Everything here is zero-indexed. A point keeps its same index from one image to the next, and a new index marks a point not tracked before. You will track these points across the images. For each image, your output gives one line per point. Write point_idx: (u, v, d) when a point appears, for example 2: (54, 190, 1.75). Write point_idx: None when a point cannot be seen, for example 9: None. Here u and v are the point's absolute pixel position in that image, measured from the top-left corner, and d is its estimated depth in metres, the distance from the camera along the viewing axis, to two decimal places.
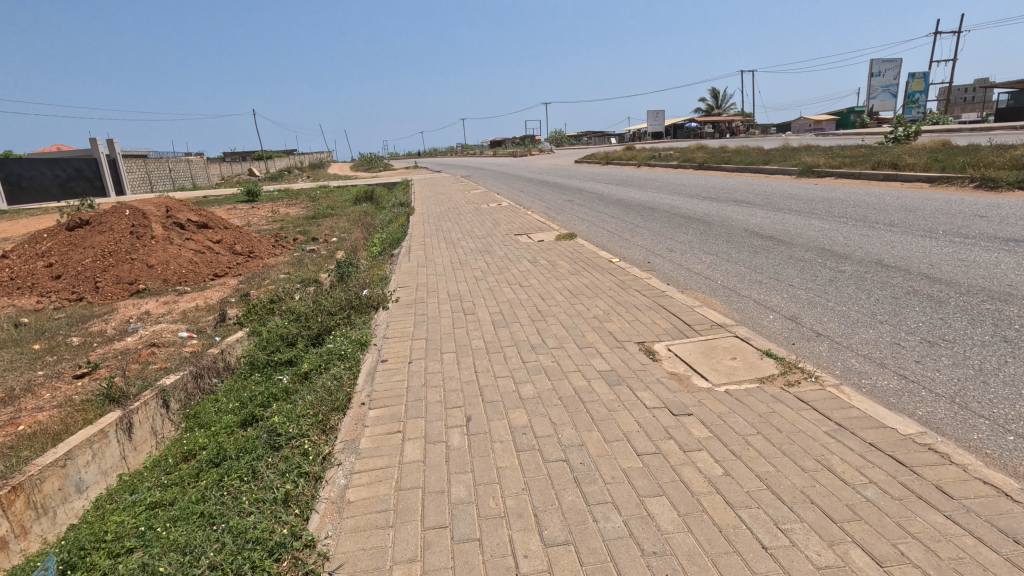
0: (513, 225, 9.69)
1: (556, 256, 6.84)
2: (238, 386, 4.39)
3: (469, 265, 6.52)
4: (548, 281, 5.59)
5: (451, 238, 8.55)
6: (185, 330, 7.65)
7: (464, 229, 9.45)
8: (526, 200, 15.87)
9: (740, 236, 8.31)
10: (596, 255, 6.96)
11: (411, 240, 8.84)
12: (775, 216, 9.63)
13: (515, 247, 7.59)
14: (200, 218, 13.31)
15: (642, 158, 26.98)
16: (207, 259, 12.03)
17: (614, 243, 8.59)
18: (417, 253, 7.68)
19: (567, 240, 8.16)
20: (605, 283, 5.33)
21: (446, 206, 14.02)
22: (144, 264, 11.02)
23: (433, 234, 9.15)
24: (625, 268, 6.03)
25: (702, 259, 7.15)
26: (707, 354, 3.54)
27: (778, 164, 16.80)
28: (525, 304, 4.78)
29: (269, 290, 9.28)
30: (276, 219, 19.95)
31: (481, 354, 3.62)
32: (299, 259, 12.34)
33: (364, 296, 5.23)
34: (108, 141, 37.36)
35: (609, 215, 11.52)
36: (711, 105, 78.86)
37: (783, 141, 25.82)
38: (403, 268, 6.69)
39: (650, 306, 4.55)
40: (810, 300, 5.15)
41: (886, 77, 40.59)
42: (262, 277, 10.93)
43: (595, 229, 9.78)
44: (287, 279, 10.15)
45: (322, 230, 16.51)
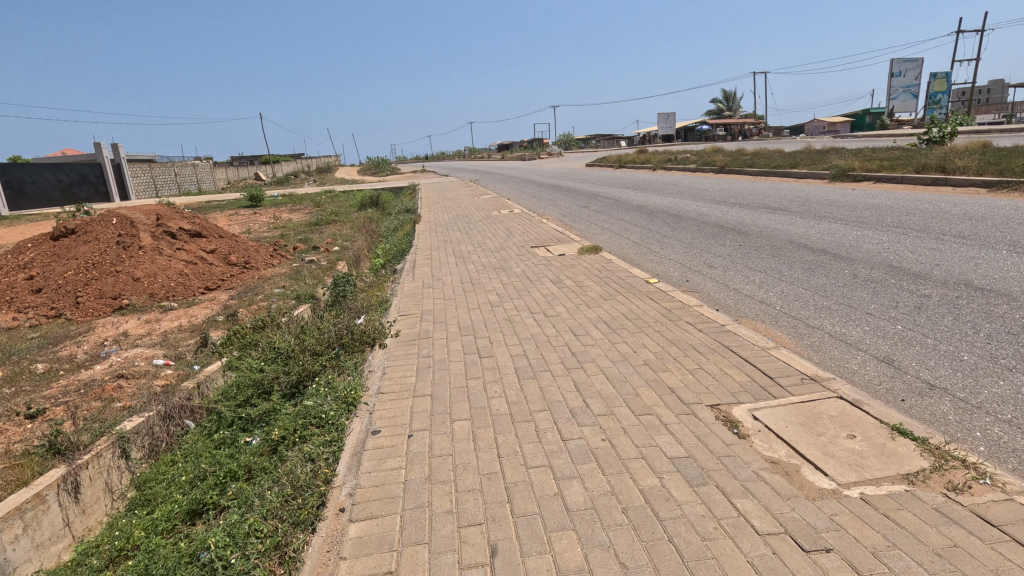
0: (528, 236, 8.78)
1: (582, 275, 5.91)
2: (198, 450, 3.51)
3: (482, 286, 5.62)
4: (578, 309, 4.66)
5: (460, 252, 7.65)
6: (162, 356, 6.80)
7: (474, 241, 8.54)
8: (539, 205, 15.00)
9: (788, 249, 7.33)
10: (629, 273, 6.04)
11: (417, 254, 7.95)
12: (820, 226, 8.64)
13: (533, 264, 6.66)
14: (193, 226, 12.54)
15: (657, 161, 26.01)
16: (198, 271, 11.24)
17: (644, 257, 7.65)
18: (422, 269, 6.79)
19: (591, 254, 7.23)
20: (649, 314, 4.40)
21: (454, 214, 13.14)
22: (130, 277, 10.23)
23: (440, 247, 8.24)
24: (668, 293, 5.11)
25: (750, 278, 6.22)
26: (812, 429, 2.60)
27: (807, 166, 15.79)
28: (554, 342, 3.86)
29: (261, 309, 8.43)
30: (278, 226, 19.16)
31: (505, 426, 2.71)
32: (297, 271, 11.51)
33: (356, 329, 4.33)
34: (113, 146, 36.91)
35: (633, 224, 10.57)
36: (722, 108, 77.67)
37: (805, 144, 24.74)
38: (406, 289, 5.81)
39: (713, 349, 3.63)
40: (902, 335, 4.20)
41: (907, 77, 39.42)
42: (255, 291, 10.10)
43: (620, 241, 8.83)
44: (282, 296, 9.30)
45: (324, 238, 15.68)
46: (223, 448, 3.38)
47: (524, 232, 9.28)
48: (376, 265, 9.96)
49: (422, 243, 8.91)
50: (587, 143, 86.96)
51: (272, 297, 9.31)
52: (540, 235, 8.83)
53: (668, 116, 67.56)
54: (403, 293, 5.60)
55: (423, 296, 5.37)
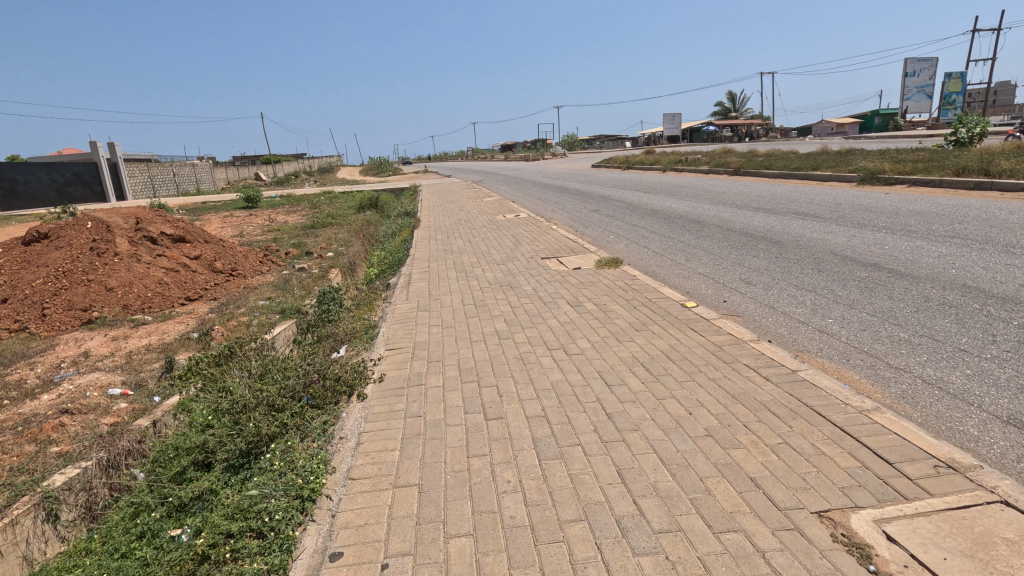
0: (537, 245, 7.89)
1: (605, 296, 5.04)
2: (110, 541, 2.64)
3: (487, 310, 4.74)
4: (606, 344, 3.77)
5: (462, 265, 6.77)
6: (120, 384, 5.94)
7: (477, 251, 7.66)
8: (547, 209, 14.14)
9: (834, 264, 6.44)
10: (658, 292, 5.16)
11: (412, 266, 7.09)
12: (863, 235, 7.76)
13: (545, 281, 5.77)
14: (176, 231, 11.69)
15: (667, 163, 25.10)
16: (179, 279, 10.43)
17: (669, 272, 6.76)
18: (418, 286, 5.92)
19: (611, 267, 6.36)
20: (696, 355, 3.53)
21: (455, 218, 12.27)
22: (102, 287, 9.40)
23: (439, 258, 7.37)
24: (712, 322, 4.23)
25: (799, 298, 5.35)
26: (988, 566, 1.73)
27: (830, 168, 14.90)
28: (581, 396, 2.98)
29: (241, 327, 7.58)
30: (272, 229, 18.30)
31: (525, 554, 1.84)
32: (286, 280, 10.66)
33: (331, 373, 3.44)
34: (109, 145, 36.15)
35: (650, 231, 9.71)
36: (728, 108, 76.64)
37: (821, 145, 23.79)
38: (397, 311, 4.95)
39: (794, 409, 2.75)
40: (1019, 383, 3.32)
41: (921, 76, 38.45)
42: (240, 303, 9.26)
43: (640, 253, 7.93)
44: (266, 311, 8.44)
45: (318, 243, 14.81)
46: (139, 543, 2.51)
47: (530, 240, 8.41)
48: (371, 276, 9.11)
49: (420, 252, 8.05)
50: (591, 143, 86.11)
51: (255, 312, 8.46)
52: (550, 245, 7.93)
53: (674, 116, 66.49)
54: (393, 318, 4.72)
55: (416, 323, 4.49)
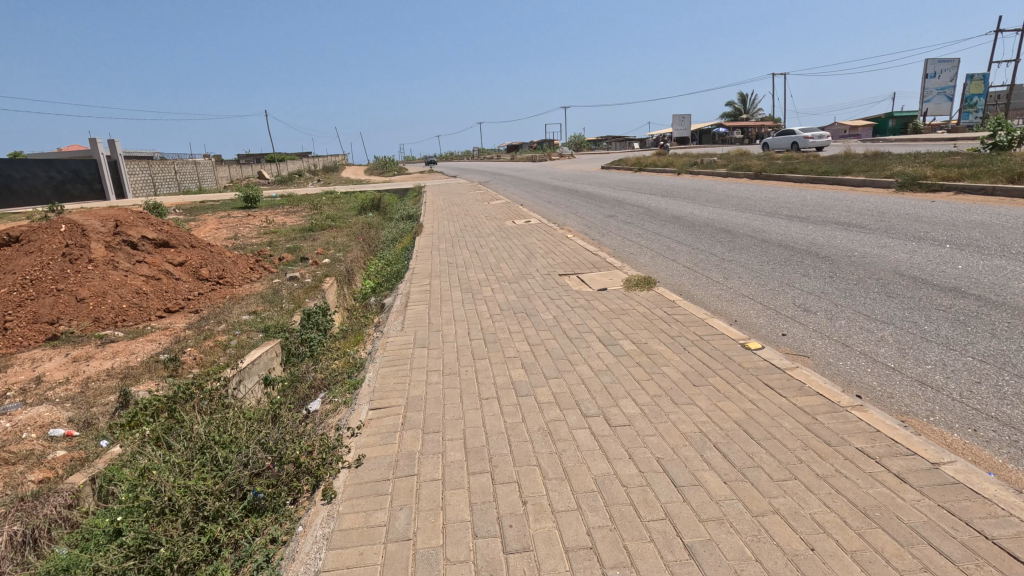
0: (553, 259, 6.95)
1: (644, 331, 4.10)
2: None
3: (500, 350, 3.80)
4: (659, 411, 2.85)
5: (468, 284, 5.83)
6: (66, 423, 5.03)
7: (485, 265, 6.73)
8: (559, 214, 13.22)
9: (904, 287, 5.49)
10: (707, 324, 4.23)
11: (412, 283, 6.16)
12: (925, 251, 6.81)
13: (567, 307, 4.83)
14: (160, 235, 10.83)
15: (682, 165, 24.11)
16: (160, 288, 9.59)
17: (708, 295, 5.84)
18: (416, 312, 4.99)
19: (642, 288, 5.43)
20: (787, 431, 2.60)
21: (460, 224, 11.34)
22: (72, 297, 8.55)
23: (442, 274, 6.44)
24: (789, 373, 3.30)
25: (877, 333, 4.42)
26: None
27: (863, 173, 13.91)
28: (642, 509, 2.06)
29: (217, 351, 6.66)
30: (268, 232, 17.40)
31: None
32: (275, 291, 9.77)
33: (290, 456, 2.52)
34: (110, 143, 35.52)
35: (678, 243, 8.77)
36: (738, 109, 75.40)
37: (843, 148, 22.78)
38: (389, 347, 4.05)
39: (971, 546, 1.83)
40: None
41: (942, 78, 37.32)
42: (222, 317, 8.36)
43: (671, 270, 6.99)
44: (248, 328, 7.54)
45: (314, 247, 13.92)
46: None
47: (544, 252, 7.45)
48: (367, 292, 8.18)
49: (421, 264, 7.13)
50: (598, 145, 85.25)
51: (237, 329, 7.56)
52: (567, 258, 6.97)
53: (684, 117, 65.30)
54: (382, 359, 3.79)
55: (409, 369, 3.56)
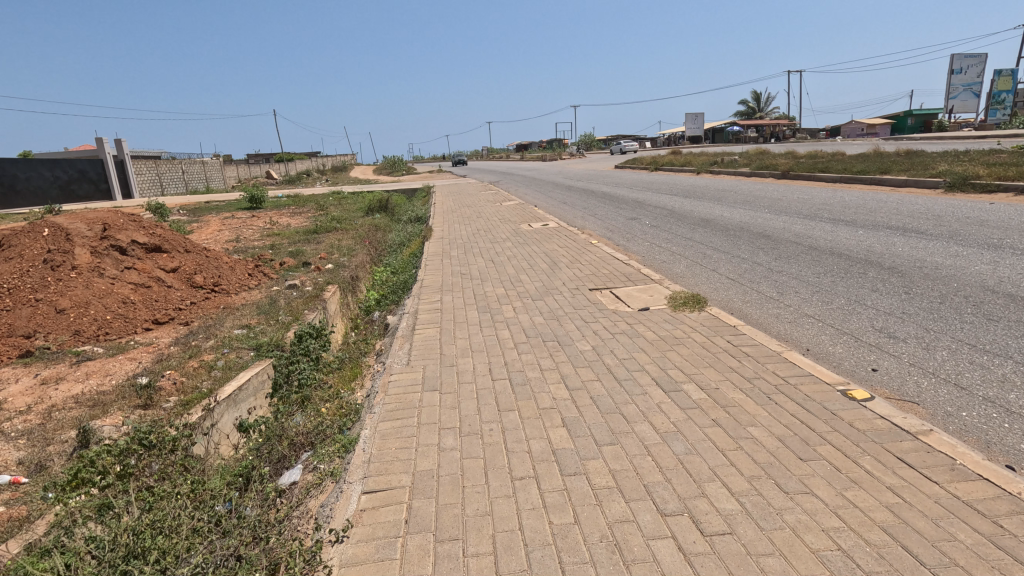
0: (579, 270, 6.13)
1: (710, 370, 3.26)
2: None
3: (532, 398, 2.98)
4: (766, 507, 2.02)
5: (485, 301, 5.01)
6: (13, 466, 4.26)
7: (502, 277, 5.91)
8: (577, 216, 12.37)
9: (1003, 308, 4.62)
10: (787, 361, 3.39)
11: (421, 300, 5.35)
12: (1011, 262, 5.91)
13: (606, 334, 4.00)
14: (151, 239, 10.11)
15: (700, 164, 23.20)
16: (149, 297, 8.88)
17: (765, 315, 5.01)
18: (426, 338, 4.19)
19: (692, 308, 4.59)
20: (972, 553, 1.76)
21: (472, 228, 10.54)
22: (51, 307, 7.86)
23: (454, 288, 5.62)
24: (927, 441, 2.45)
25: (997, 369, 3.56)
26: None
27: (904, 172, 12.97)
28: None
29: (202, 374, 5.88)
30: (271, 234, 16.68)
31: None
32: (272, 301, 9.02)
33: None
34: (117, 142, 35.13)
35: (714, 250, 7.92)
36: (752, 108, 74.13)
37: (871, 146, 21.80)
38: (392, 390, 3.25)
39: None
40: None
41: (969, 74, 36.09)
42: (212, 331, 7.61)
43: (713, 284, 6.15)
44: (238, 346, 6.76)
45: (317, 252, 13.17)
46: None
47: (567, 261, 6.62)
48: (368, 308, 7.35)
49: (430, 276, 6.33)
50: (608, 144, 84.32)
51: (227, 345, 6.79)
52: (595, 270, 6.14)
53: (697, 115, 64.11)
54: (381, 409, 2.98)
55: (415, 427, 2.74)
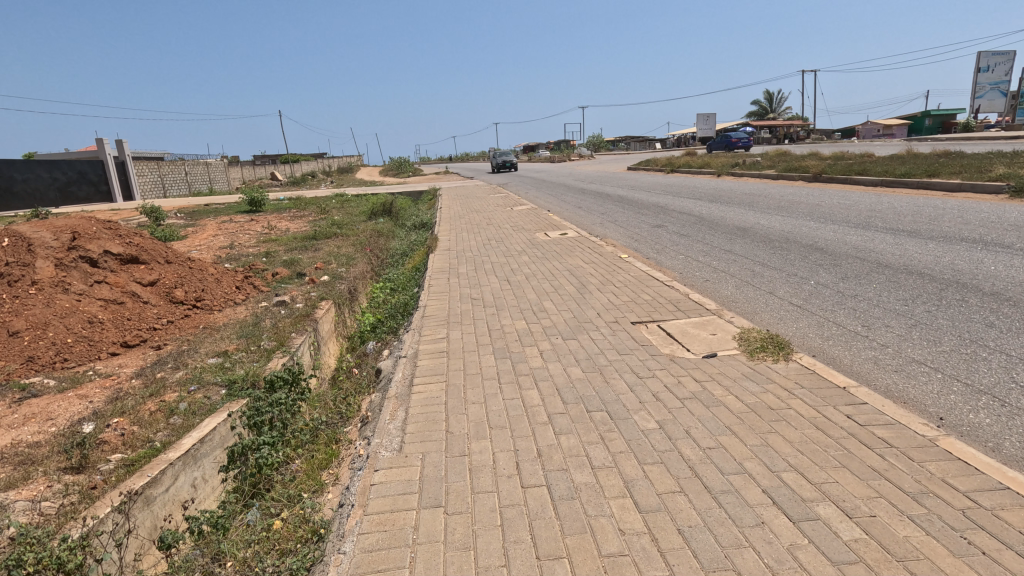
0: (614, 296, 5.06)
1: (847, 476, 2.19)
2: None
3: (588, 535, 1.93)
4: None
5: (502, 342, 3.95)
6: None
7: (521, 305, 4.85)
8: (597, 224, 11.30)
9: None
10: (956, 458, 2.31)
11: (422, 337, 4.29)
12: None
13: (672, 400, 2.93)
14: (128, 249, 9.16)
15: (720, 166, 22.06)
16: (119, 315, 7.90)
17: (861, 361, 3.91)
18: (428, 399, 3.15)
19: (774, 356, 3.52)
20: None
21: (482, 238, 9.50)
22: (4, 328, 6.88)
23: (464, 321, 4.56)
24: None
25: None
26: None
27: (955, 176, 11.84)
28: None
29: (158, 421, 4.83)
30: (268, 240, 15.73)
31: None
32: (256, 320, 8.01)
33: None
34: (119, 143, 34.36)
35: (764, 267, 6.83)
36: (765, 108, 72.80)
37: (902, 147, 20.65)
38: (374, 503, 2.20)
39: None
40: None
41: (996, 73, 34.84)
42: (184, 359, 6.58)
43: (778, 313, 5.05)
44: (209, 380, 5.72)
45: (313, 260, 12.18)
46: None
47: (597, 283, 5.55)
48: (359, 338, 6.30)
49: (434, 300, 5.28)
50: (616, 145, 83.29)
51: (196, 379, 5.76)
52: (633, 295, 5.07)
53: (708, 115, 62.78)
54: (355, 550, 1.94)
55: None
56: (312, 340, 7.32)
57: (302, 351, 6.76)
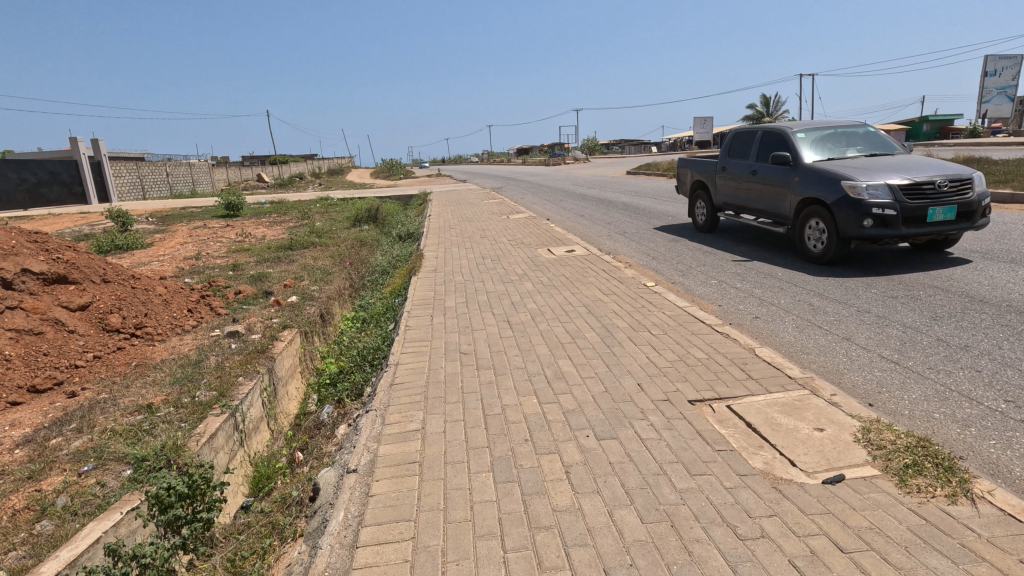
0: (655, 353, 3.73)
1: None
2: None
3: None
4: None
5: (506, 445, 2.60)
6: None
7: (530, 368, 3.51)
8: (606, 237, 9.99)
9: None
10: None
11: (386, 424, 2.91)
12: None
13: None
14: (54, 267, 7.74)
15: (727, 171, 20.85)
16: (32, 349, 6.46)
17: None
18: None
19: (943, 483, 2.20)
20: None
21: (475, 254, 8.12)
22: None
23: (449, 393, 3.20)
24: None
25: None
26: None
27: (1003, 184, 10.65)
28: None
29: (17, 531, 3.42)
30: (240, 249, 14.31)
31: None
32: (201, 355, 6.61)
33: None
34: (96, 144, 32.74)
35: (823, 299, 5.55)
36: (762, 111, 71.96)
37: (920, 152, 19.60)
38: None
39: None
40: None
41: (1004, 77, 33.98)
42: (95, 414, 5.16)
43: (873, 377, 3.74)
44: (112, 453, 4.31)
45: (284, 275, 10.77)
46: None
47: (628, 329, 4.22)
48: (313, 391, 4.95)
49: (408, 354, 3.91)
50: (611, 148, 82.23)
51: (96, 452, 4.35)
52: (680, 352, 3.73)
53: (705, 120, 61.70)
54: None
55: None
56: (264, 385, 5.97)
57: (246, 403, 5.44)
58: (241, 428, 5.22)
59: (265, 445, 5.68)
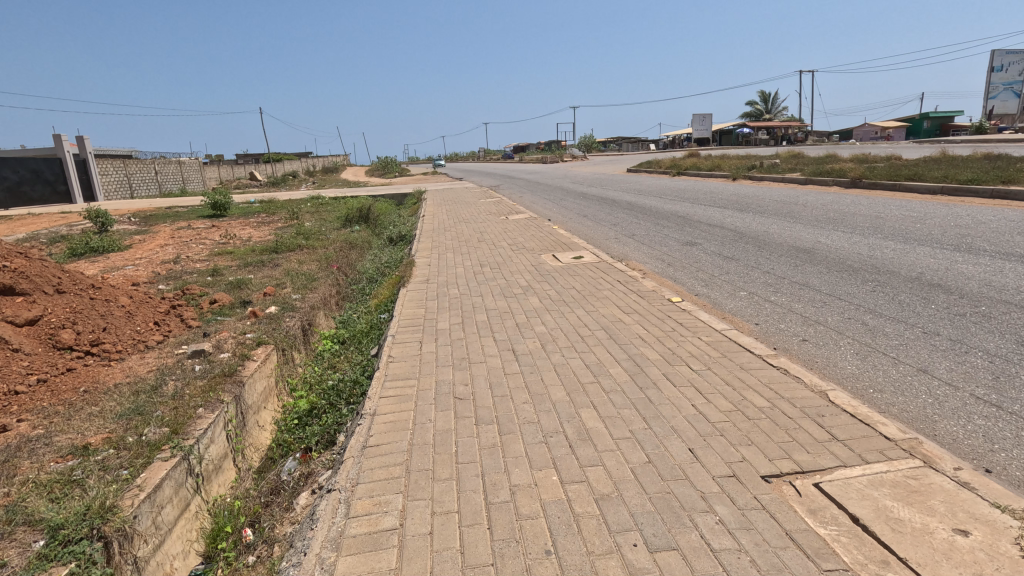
0: (702, 400, 2.93)
1: None
2: None
3: None
4: None
5: (520, 565, 1.80)
6: None
7: (545, 423, 2.71)
8: (615, 240, 9.19)
9: None
10: None
11: (350, 516, 2.11)
12: None
13: None
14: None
15: (734, 168, 20.09)
16: None
17: None
18: None
19: None
20: None
21: (473, 260, 7.32)
22: None
23: (438, 465, 2.40)
24: None
25: None
26: None
27: None
28: None
29: None
30: (223, 252, 13.45)
31: None
32: (159, 379, 5.78)
33: None
34: (81, 141, 31.71)
35: (880, 319, 4.76)
36: (761, 108, 71.35)
37: (936, 149, 18.88)
38: None
39: None
40: None
41: (1011, 72, 33.36)
42: (21, 457, 4.33)
43: (978, 427, 2.95)
44: (26, 514, 3.47)
45: (266, 282, 9.95)
46: None
47: (662, 364, 3.42)
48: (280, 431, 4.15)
49: (388, 401, 3.10)
50: (608, 146, 81.53)
51: (7, 514, 3.50)
52: (734, 399, 2.94)
53: (705, 117, 61.01)
54: None
55: None
56: (228, 417, 5.14)
57: (204, 440, 4.64)
58: (197, 472, 4.42)
59: (228, 486, 4.88)
